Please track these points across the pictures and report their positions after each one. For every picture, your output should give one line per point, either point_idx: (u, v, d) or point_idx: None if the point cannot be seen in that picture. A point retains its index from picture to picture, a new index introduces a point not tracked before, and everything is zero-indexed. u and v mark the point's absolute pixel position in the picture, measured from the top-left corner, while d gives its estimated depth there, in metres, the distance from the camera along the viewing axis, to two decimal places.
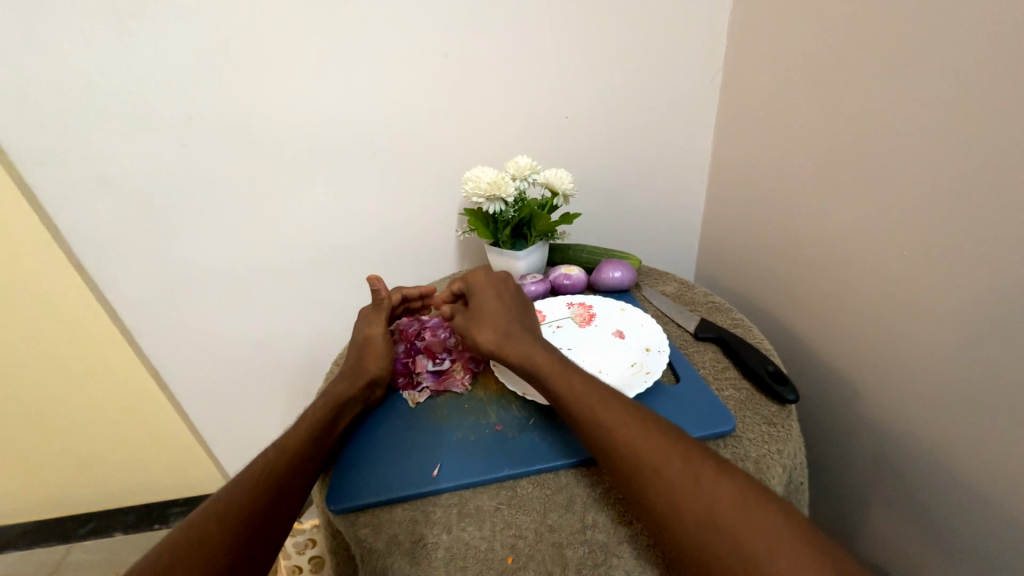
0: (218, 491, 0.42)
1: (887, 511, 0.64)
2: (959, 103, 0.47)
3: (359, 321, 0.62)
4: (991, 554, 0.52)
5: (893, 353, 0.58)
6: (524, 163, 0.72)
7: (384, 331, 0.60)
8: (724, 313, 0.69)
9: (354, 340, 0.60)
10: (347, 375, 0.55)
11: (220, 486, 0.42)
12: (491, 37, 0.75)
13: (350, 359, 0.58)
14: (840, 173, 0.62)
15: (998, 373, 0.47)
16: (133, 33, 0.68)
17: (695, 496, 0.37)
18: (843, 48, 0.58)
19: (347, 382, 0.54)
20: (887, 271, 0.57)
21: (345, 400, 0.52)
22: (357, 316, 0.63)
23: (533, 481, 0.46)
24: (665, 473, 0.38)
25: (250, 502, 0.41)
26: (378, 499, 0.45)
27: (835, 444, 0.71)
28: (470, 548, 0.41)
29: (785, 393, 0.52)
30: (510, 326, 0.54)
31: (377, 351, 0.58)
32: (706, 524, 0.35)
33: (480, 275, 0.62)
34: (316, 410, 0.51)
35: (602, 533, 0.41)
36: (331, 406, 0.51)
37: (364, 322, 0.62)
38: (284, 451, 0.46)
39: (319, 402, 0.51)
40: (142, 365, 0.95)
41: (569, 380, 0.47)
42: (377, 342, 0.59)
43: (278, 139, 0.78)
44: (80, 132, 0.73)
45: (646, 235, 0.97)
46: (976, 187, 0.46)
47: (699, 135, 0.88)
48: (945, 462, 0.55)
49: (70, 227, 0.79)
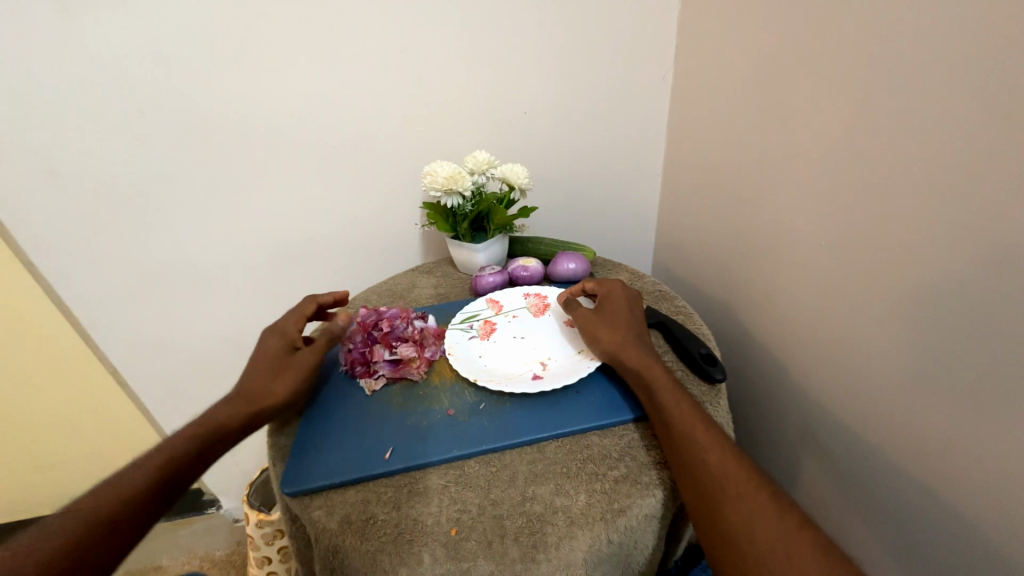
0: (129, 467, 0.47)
1: (820, 476, 0.71)
2: (879, 100, 0.51)
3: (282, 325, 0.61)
4: (901, 509, 0.58)
5: (826, 331, 0.64)
6: (483, 158, 0.74)
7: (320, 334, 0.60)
8: (669, 301, 0.73)
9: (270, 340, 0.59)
10: (266, 375, 0.55)
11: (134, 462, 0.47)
12: (447, 34, 0.76)
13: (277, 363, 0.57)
14: (779, 167, 0.66)
15: (909, 347, 0.53)
16: (79, 23, 0.66)
17: (747, 512, 0.41)
18: (782, 49, 0.63)
19: (264, 384, 0.55)
20: (820, 258, 0.62)
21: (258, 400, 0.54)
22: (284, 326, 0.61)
23: (480, 460, 0.49)
24: (723, 484, 0.43)
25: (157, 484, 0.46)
26: (332, 481, 0.47)
27: (778, 419, 0.78)
28: (419, 523, 0.44)
29: (714, 373, 0.56)
30: (635, 336, 0.56)
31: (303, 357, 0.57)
32: (749, 531, 0.40)
33: (618, 286, 0.63)
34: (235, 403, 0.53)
35: (539, 504, 0.44)
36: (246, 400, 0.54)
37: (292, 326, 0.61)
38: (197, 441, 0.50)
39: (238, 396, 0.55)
40: (101, 363, 0.93)
41: (680, 398, 0.49)
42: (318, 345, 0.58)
43: (236, 134, 0.77)
44: (24, 126, 0.70)
45: (605, 227, 1.01)
46: (891, 177, 0.51)
47: (654, 130, 0.92)
48: (867, 430, 0.61)
49: (18, 223, 0.77)
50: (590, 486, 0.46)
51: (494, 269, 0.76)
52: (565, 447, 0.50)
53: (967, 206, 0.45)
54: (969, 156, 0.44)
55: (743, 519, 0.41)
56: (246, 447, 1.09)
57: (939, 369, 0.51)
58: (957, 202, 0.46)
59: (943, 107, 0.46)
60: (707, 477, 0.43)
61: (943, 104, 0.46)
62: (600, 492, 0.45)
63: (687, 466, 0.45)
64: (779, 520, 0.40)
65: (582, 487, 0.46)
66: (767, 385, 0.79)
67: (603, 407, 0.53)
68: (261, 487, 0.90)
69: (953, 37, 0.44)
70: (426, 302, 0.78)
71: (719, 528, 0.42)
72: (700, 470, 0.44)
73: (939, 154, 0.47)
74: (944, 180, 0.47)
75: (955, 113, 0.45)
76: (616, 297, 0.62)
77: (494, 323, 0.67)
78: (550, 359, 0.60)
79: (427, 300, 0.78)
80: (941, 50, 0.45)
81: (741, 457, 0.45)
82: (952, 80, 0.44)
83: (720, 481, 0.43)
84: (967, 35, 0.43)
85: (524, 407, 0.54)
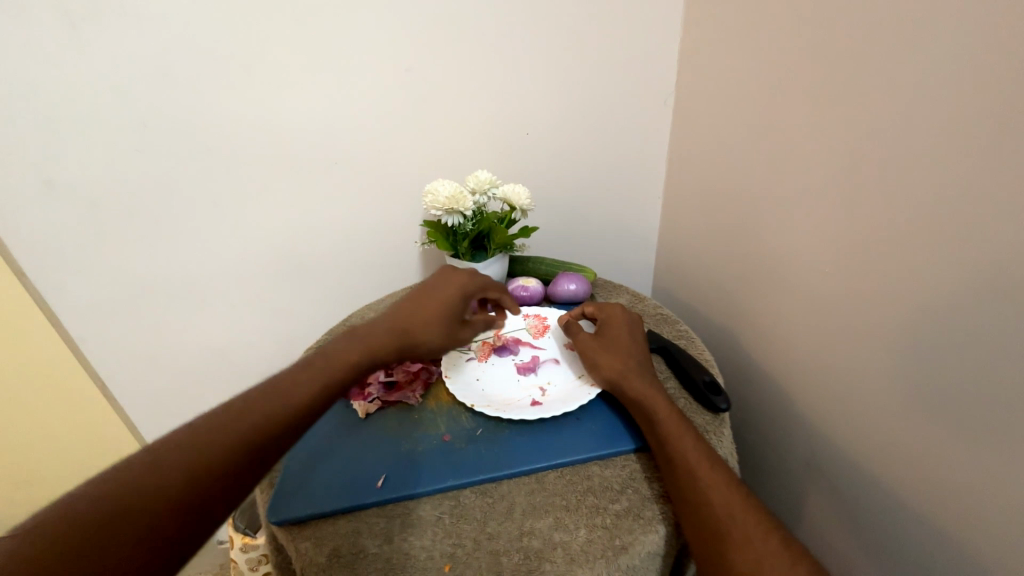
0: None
1: (822, 507, 0.69)
2: (879, 132, 0.52)
3: (476, 284, 0.56)
4: (909, 547, 0.56)
5: (830, 359, 0.63)
6: (485, 178, 0.74)
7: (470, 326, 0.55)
8: (670, 325, 0.72)
9: (452, 290, 0.55)
10: (431, 323, 0.52)
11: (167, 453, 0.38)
12: (449, 56, 0.77)
13: (434, 326, 0.52)
14: (781, 192, 0.66)
15: (918, 379, 0.52)
16: (85, 35, 0.66)
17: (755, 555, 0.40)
18: (782, 78, 0.64)
19: (421, 331, 0.52)
20: (823, 286, 0.62)
21: (394, 345, 0.51)
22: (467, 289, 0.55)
23: (476, 490, 0.47)
24: (728, 525, 0.41)
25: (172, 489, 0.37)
26: (320, 511, 0.45)
27: (780, 448, 0.76)
28: (412, 557, 0.42)
29: (718, 402, 0.55)
30: (634, 363, 0.55)
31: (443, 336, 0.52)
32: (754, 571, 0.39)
33: (617, 310, 0.62)
34: (349, 350, 0.49)
35: (537, 539, 0.43)
36: (364, 344, 0.50)
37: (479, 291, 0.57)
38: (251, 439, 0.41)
39: (358, 334, 0.51)
40: (89, 377, 0.91)
41: (681, 429, 0.48)
42: (474, 323, 0.56)
43: (238, 150, 0.77)
44: (24, 137, 0.70)
45: (604, 247, 1.00)
46: (893, 204, 0.51)
47: (654, 152, 0.93)
48: (871, 463, 0.59)
49: (12, 233, 0.75)
50: (591, 520, 0.44)
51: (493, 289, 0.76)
52: (565, 478, 0.48)
53: (976, 238, 0.45)
54: (979, 185, 0.44)
55: (749, 560, 0.40)
56: None
57: (943, 402, 0.50)
58: (962, 234, 0.46)
59: (946, 138, 0.46)
60: (710, 516, 0.42)
61: (948, 137, 0.46)
62: (601, 527, 0.44)
63: (690, 503, 0.43)
64: (787, 567, 0.39)
65: (582, 521, 0.44)
66: (768, 412, 0.77)
67: (604, 436, 0.52)
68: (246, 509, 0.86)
69: (956, 70, 0.44)
70: None
71: (721, 568, 0.40)
72: (703, 508, 0.43)
73: (942, 186, 0.47)
74: (953, 208, 0.46)
75: (960, 143, 0.45)
76: (616, 322, 0.61)
77: (492, 344, 0.66)
78: (549, 384, 0.59)
79: None
80: (945, 86, 0.45)
81: (745, 494, 0.44)
82: (956, 115, 0.45)
83: (725, 521, 0.42)
84: (972, 69, 0.43)
85: (522, 434, 0.52)
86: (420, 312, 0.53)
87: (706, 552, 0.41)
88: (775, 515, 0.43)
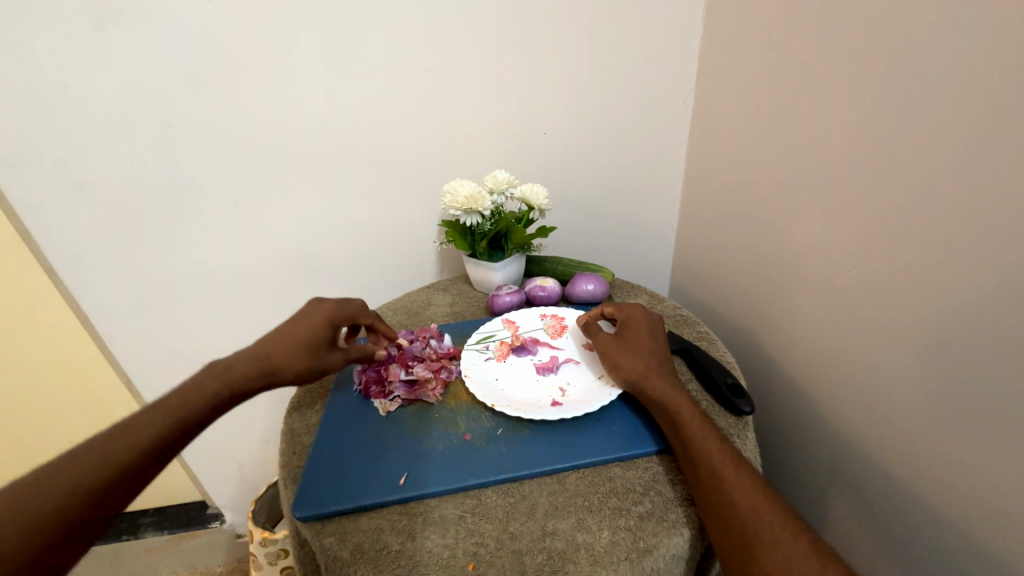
0: (118, 429, 0.46)
1: (844, 514, 0.68)
2: (901, 130, 0.50)
3: (342, 314, 0.59)
4: (934, 556, 0.55)
5: (852, 363, 0.61)
6: (502, 178, 0.74)
7: (346, 356, 0.57)
8: (690, 326, 0.71)
9: (320, 318, 0.58)
10: (299, 353, 0.54)
11: (93, 451, 0.43)
12: (466, 56, 0.77)
13: (305, 354, 0.55)
14: (802, 191, 0.65)
15: (941, 384, 0.51)
16: (114, 39, 0.68)
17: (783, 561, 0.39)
18: (801, 75, 0.63)
19: (292, 360, 0.54)
20: (844, 287, 0.60)
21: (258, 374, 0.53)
22: (326, 317, 0.58)
23: (497, 490, 0.47)
24: (754, 529, 0.41)
25: (109, 465, 0.43)
26: (344, 507, 0.45)
27: (800, 452, 0.74)
28: (435, 556, 0.42)
29: (741, 405, 0.54)
30: (655, 364, 0.54)
31: (317, 363, 0.55)
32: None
33: (637, 311, 0.62)
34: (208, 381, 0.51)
35: (560, 540, 0.43)
36: (223, 374, 0.52)
37: (346, 319, 0.60)
38: (171, 434, 0.47)
39: (223, 365, 0.53)
40: (115, 372, 0.94)
41: (705, 432, 0.47)
42: (352, 351, 0.57)
43: (259, 150, 0.79)
44: (56, 140, 0.72)
45: (621, 248, 1.00)
46: (918, 203, 0.50)
47: (672, 152, 0.92)
48: (894, 469, 0.58)
49: (44, 233, 0.78)
50: (614, 522, 0.44)
51: (511, 289, 0.76)
52: (587, 479, 0.48)
53: (1002, 239, 0.43)
54: (1002, 184, 0.42)
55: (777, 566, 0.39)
56: (253, 461, 1.08)
57: (970, 408, 0.48)
58: (987, 235, 0.44)
59: (972, 134, 0.44)
60: (736, 520, 0.41)
61: (971, 135, 0.44)
62: (624, 529, 0.43)
63: (715, 507, 0.43)
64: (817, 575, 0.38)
65: (605, 523, 0.44)
66: (787, 415, 0.76)
67: (626, 437, 0.51)
68: (267, 505, 0.87)
69: (978, 66, 0.43)
70: (442, 320, 0.77)
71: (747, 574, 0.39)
72: (728, 512, 0.42)
73: (966, 186, 0.45)
74: (977, 208, 0.45)
75: (984, 139, 0.43)
76: (636, 323, 0.60)
77: (511, 343, 0.66)
78: (568, 384, 0.59)
79: (442, 317, 0.77)
80: (966, 82, 0.44)
81: (772, 499, 0.43)
82: (979, 111, 0.43)
83: (752, 525, 0.41)
84: (995, 64, 0.42)
85: (543, 434, 0.52)
86: (282, 344, 0.55)
87: (732, 557, 0.41)
88: (803, 520, 0.42)
